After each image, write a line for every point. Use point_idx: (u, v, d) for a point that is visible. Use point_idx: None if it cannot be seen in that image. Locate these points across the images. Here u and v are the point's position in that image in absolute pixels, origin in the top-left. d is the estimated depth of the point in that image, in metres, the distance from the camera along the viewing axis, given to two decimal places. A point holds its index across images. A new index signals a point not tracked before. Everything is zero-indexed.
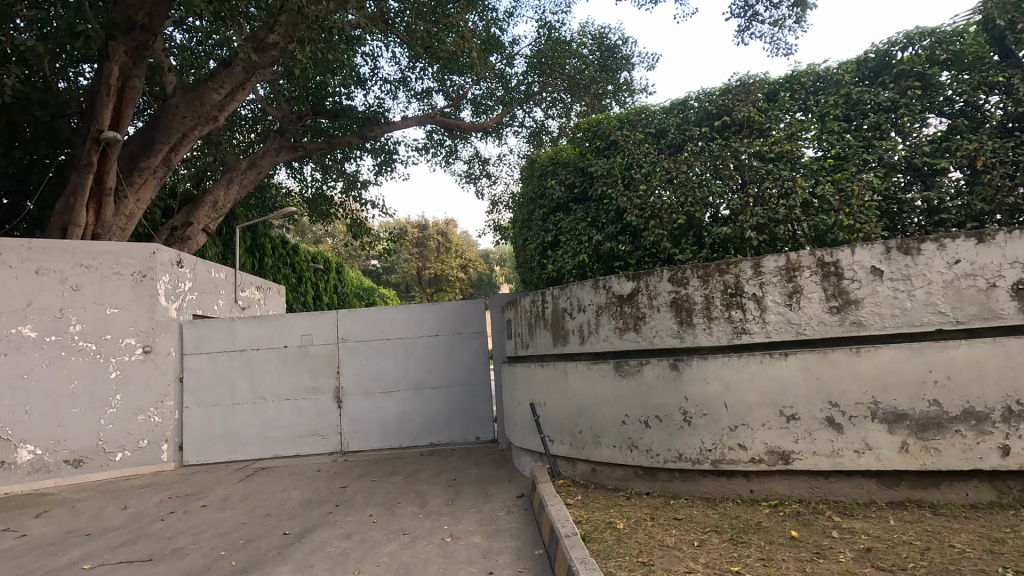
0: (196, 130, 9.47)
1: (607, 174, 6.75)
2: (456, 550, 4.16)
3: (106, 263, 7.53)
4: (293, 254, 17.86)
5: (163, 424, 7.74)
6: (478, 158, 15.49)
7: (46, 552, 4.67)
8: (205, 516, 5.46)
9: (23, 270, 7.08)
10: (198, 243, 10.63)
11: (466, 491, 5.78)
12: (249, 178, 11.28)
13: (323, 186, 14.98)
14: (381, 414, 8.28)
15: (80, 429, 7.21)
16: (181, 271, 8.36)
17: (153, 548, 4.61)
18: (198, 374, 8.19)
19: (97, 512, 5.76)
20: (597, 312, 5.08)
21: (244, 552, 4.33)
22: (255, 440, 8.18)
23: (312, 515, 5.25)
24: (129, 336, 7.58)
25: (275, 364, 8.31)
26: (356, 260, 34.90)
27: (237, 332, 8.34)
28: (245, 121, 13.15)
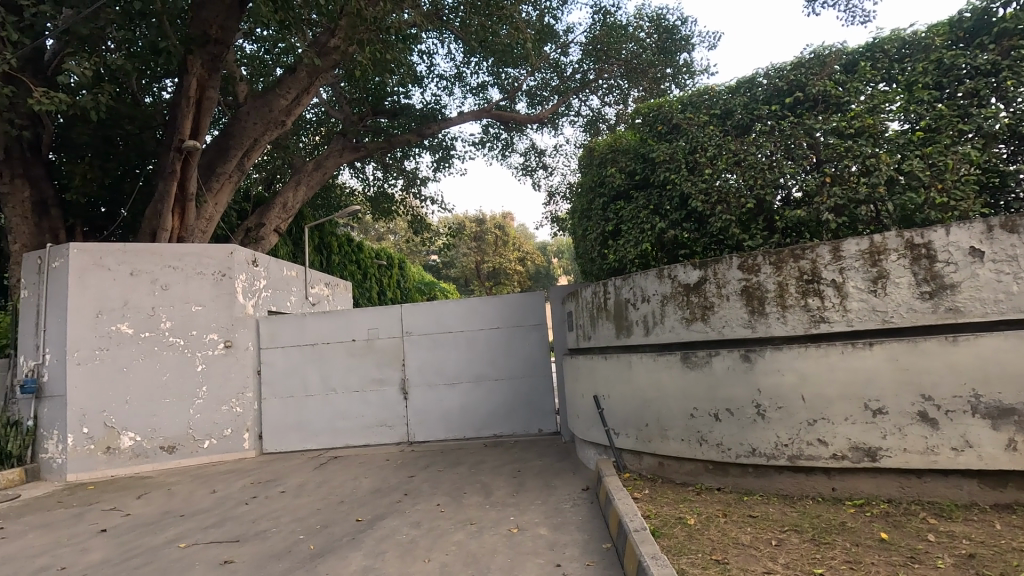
0: (266, 135, 9.96)
1: (669, 160, 6.52)
2: (522, 541, 4.16)
3: (190, 263, 8.08)
4: (357, 252, 18.52)
5: (244, 415, 8.27)
6: (535, 150, 15.39)
7: (147, 531, 5.08)
8: (284, 501, 5.77)
9: (120, 272, 7.71)
10: (271, 243, 11.19)
11: (530, 482, 5.79)
12: (315, 179, 11.74)
13: (384, 184, 15.41)
14: (445, 405, 8.44)
15: (172, 418, 7.78)
16: (256, 270, 8.85)
17: (239, 530, 4.91)
18: (274, 367, 8.65)
19: (189, 495, 6.21)
20: (662, 302, 4.93)
21: (321, 537, 4.54)
22: (327, 430, 8.55)
23: (382, 503, 5.43)
24: (212, 332, 8.11)
25: (344, 357, 8.64)
26: (417, 255, 35.80)
27: (308, 327, 8.71)
28: (310, 125, 13.73)
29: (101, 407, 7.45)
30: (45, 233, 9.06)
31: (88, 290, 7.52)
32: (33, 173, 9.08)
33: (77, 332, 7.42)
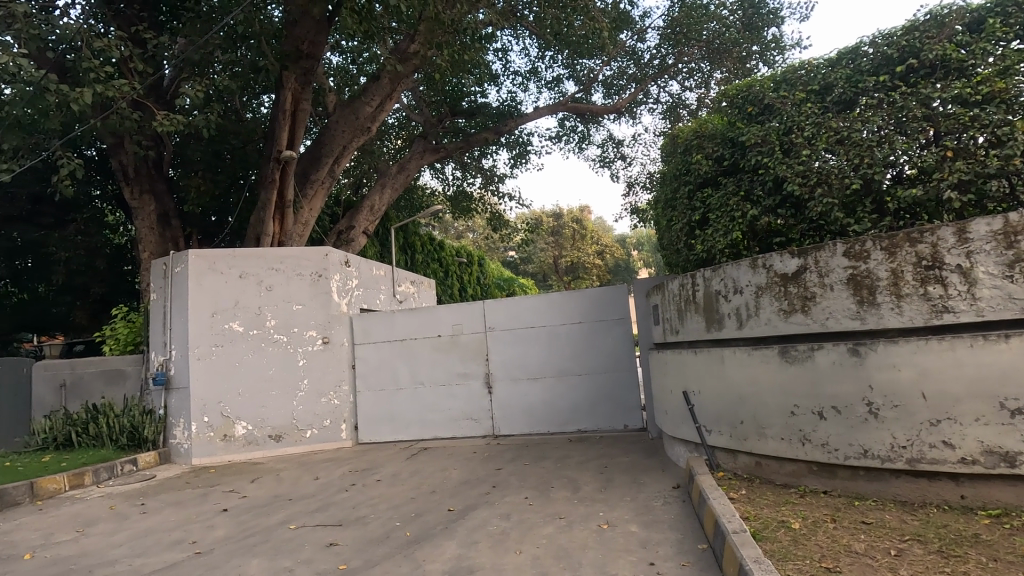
0: (354, 142, 10.49)
1: (761, 142, 6.17)
2: (613, 537, 4.12)
3: (290, 266, 8.69)
4: (439, 250, 19.08)
5: (341, 406, 8.80)
6: (612, 141, 15.08)
7: (262, 511, 5.55)
8: (381, 489, 6.08)
9: (231, 275, 8.43)
10: (360, 244, 11.77)
11: (618, 478, 5.71)
12: (399, 181, 12.21)
13: (463, 183, 15.74)
14: (529, 399, 8.51)
15: (278, 408, 8.41)
16: (348, 270, 9.36)
17: (341, 515, 5.23)
18: (366, 362, 9.11)
19: (296, 481, 6.70)
20: (756, 293, 4.66)
21: (416, 525, 4.74)
22: (416, 422, 8.89)
23: (472, 494, 5.58)
24: (311, 329, 8.69)
25: (431, 352, 8.94)
26: (496, 252, 36.37)
27: (397, 323, 9.09)
28: (392, 129, 14.36)
29: (218, 398, 8.20)
30: (168, 241, 10.02)
31: (205, 293, 8.28)
32: (157, 188, 10.06)
33: (197, 331, 8.20)
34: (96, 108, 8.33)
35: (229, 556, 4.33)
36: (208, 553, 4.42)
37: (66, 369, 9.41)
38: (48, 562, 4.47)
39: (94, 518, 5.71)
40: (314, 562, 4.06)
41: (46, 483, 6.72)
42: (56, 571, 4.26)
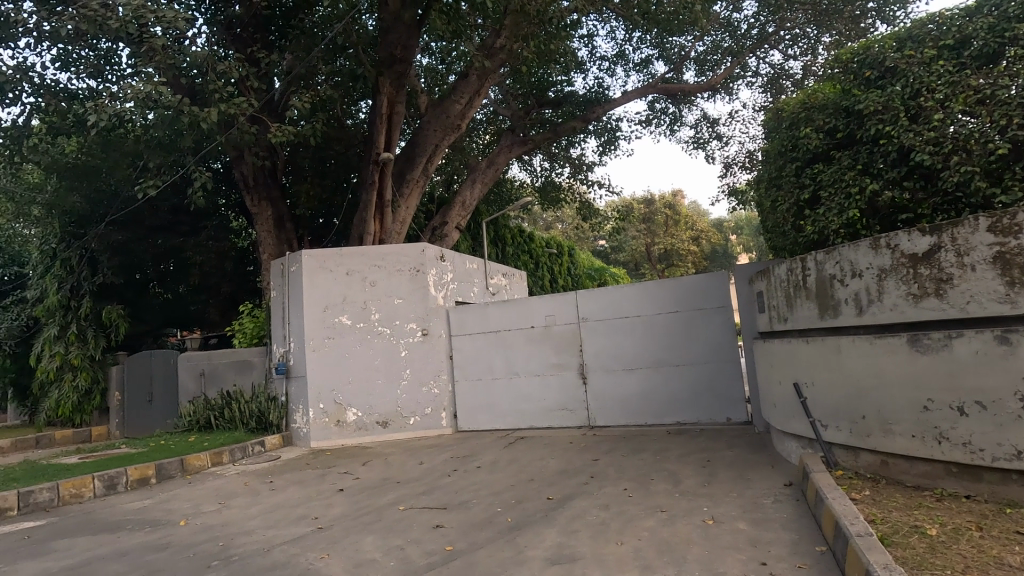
0: (445, 139, 10.83)
1: (882, 109, 5.70)
2: (720, 534, 3.95)
3: (391, 262, 9.18)
4: (529, 242, 19.23)
5: (441, 395, 9.18)
6: (707, 120, 14.35)
7: (374, 492, 5.95)
8: (481, 475, 6.28)
9: (339, 272, 9.05)
10: (453, 239, 12.12)
11: (723, 473, 5.47)
12: (488, 176, 12.40)
13: (552, 173, 15.71)
14: (625, 390, 8.38)
15: (384, 396, 8.95)
16: (444, 264, 9.71)
17: (445, 498, 5.47)
18: (463, 352, 9.41)
19: (402, 465, 7.10)
20: (879, 277, 4.25)
21: (516, 511, 4.84)
22: (512, 411, 9.06)
23: (570, 483, 5.60)
24: (411, 322, 9.14)
25: (525, 343, 9.06)
26: (586, 242, 36.01)
27: (491, 315, 9.30)
28: (481, 125, 14.62)
29: (331, 387, 8.86)
30: (284, 243, 10.92)
31: (317, 290, 8.96)
32: (273, 194, 10.99)
33: (311, 324, 8.90)
34: (221, 125, 9.25)
35: (347, 532, 4.67)
36: (328, 529, 4.81)
37: (204, 360, 10.59)
38: (199, 529, 5.08)
39: (232, 492, 6.40)
40: (423, 542, 4.28)
41: (194, 460, 7.66)
42: (206, 537, 4.84)
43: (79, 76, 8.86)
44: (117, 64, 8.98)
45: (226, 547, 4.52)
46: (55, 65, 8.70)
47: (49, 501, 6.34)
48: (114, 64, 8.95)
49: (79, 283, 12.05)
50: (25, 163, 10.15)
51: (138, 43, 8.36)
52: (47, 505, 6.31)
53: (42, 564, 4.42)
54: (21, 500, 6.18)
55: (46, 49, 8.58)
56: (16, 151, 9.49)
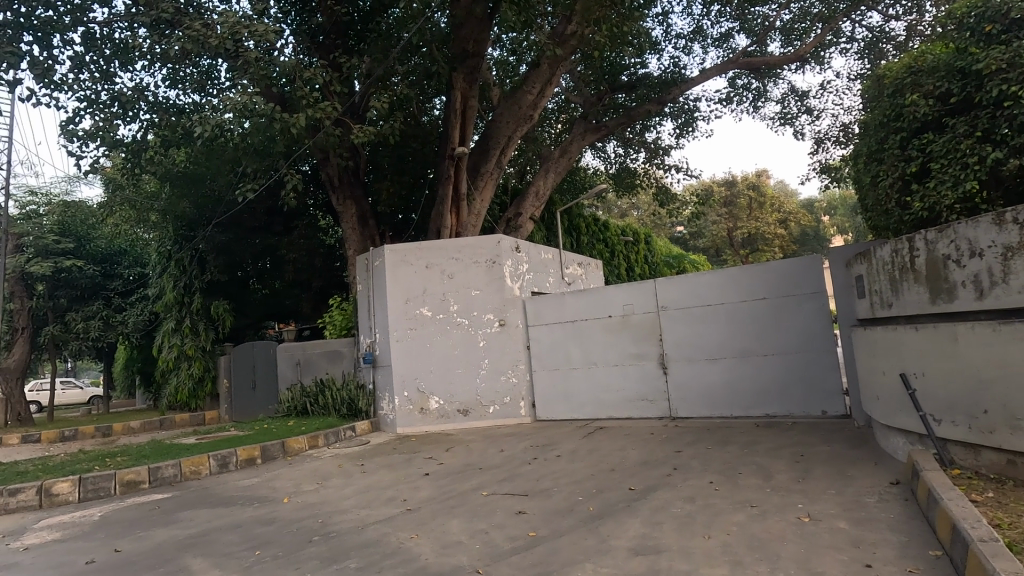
0: (518, 130, 10.87)
1: (1006, 68, 5.17)
2: (817, 532, 3.74)
3: (468, 254, 9.39)
4: (604, 231, 18.95)
5: (519, 384, 9.29)
6: (795, 93, 13.43)
7: (457, 477, 6.14)
8: (561, 464, 6.31)
9: (418, 265, 9.37)
10: (527, 230, 12.14)
11: (818, 469, 5.15)
12: (562, 165, 12.32)
13: (626, 160, 15.36)
14: (708, 381, 8.08)
15: (465, 385, 9.18)
16: (519, 256, 9.79)
17: (526, 486, 5.55)
18: (540, 342, 9.46)
19: (483, 452, 7.27)
20: (1002, 256, 3.83)
21: (598, 500, 4.83)
22: (590, 401, 9.01)
23: (653, 475, 5.50)
24: (489, 312, 9.31)
25: (602, 332, 8.97)
26: (663, 228, 34.97)
27: (567, 304, 9.27)
28: (552, 114, 14.54)
29: (414, 376, 9.21)
30: (367, 240, 11.44)
31: (399, 283, 9.33)
32: (356, 193, 11.54)
33: (395, 316, 9.28)
34: (309, 130, 9.83)
35: (434, 514, 4.87)
36: (416, 511, 5.03)
37: (300, 350, 11.36)
38: (301, 506, 5.48)
39: (328, 474, 6.85)
40: (506, 527, 4.37)
41: (294, 443, 8.27)
42: (307, 514, 5.22)
43: (186, 92, 9.72)
44: (217, 78, 9.74)
45: (325, 523, 4.85)
46: (166, 83, 9.59)
47: (173, 476, 7.08)
48: (215, 79, 9.69)
49: (191, 281, 13.28)
50: (144, 174, 11.30)
51: (235, 58, 9.01)
52: (172, 479, 7.05)
53: (171, 532, 4.95)
54: (151, 474, 6.96)
55: (159, 70, 9.47)
56: (137, 164, 10.57)
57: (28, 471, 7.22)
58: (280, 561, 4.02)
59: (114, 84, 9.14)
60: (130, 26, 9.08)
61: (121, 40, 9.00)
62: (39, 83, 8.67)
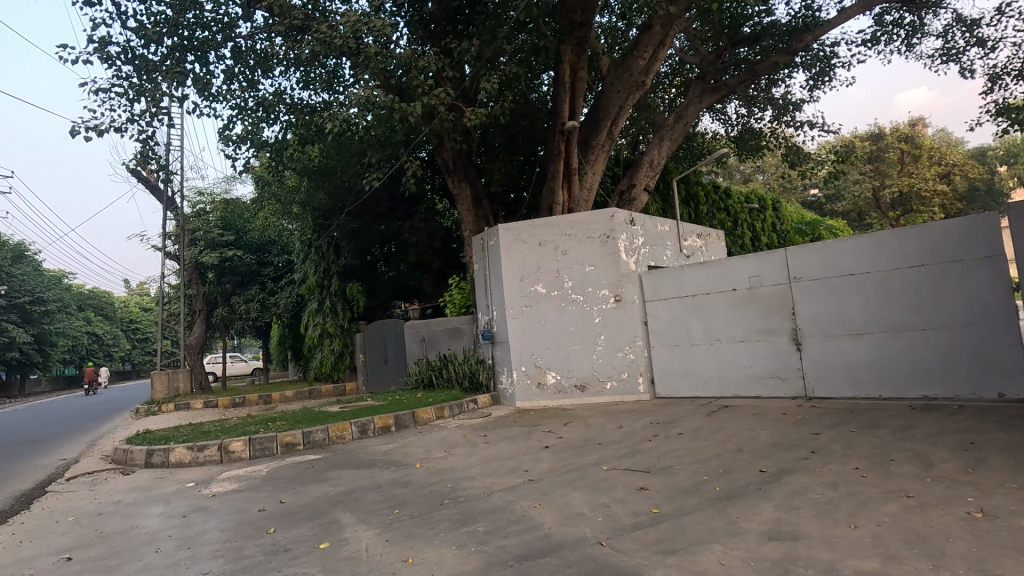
0: (630, 98, 10.45)
1: None
2: (993, 531, 3.25)
3: (581, 230, 9.32)
4: (725, 198, 17.78)
5: (637, 360, 9.11)
6: (961, 23, 11.45)
7: (577, 451, 6.19)
8: (683, 442, 6.11)
9: (532, 243, 9.47)
10: (642, 202, 11.67)
11: (995, 460, 4.45)
12: (677, 131, 11.66)
13: (749, 120, 14.18)
14: (850, 358, 7.32)
15: (581, 361, 9.19)
16: (634, 229, 9.52)
17: (648, 462, 5.46)
18: (658, 318, 9.16)
19: (602, 428, 7.25)
20: None
21: (725, 481, 4.62)
22: (714, 378, 8.58)
23: (787, 457, 5.12)
24: (604, 288, 9.19)
25: (726, 307, 8.46)
26: (794, 192, 32.01)
27: (687, 278, 8.87)
28: (666, 78, 13.74)
29: (531, 351, 9.38)
30: (481, 220, 11.74)
31: (514, 261, 9.50)
32: (470, 175, 11.86)
33: (511, 293, 9.49)
34: (425, 117, 10.27)
35: (555, 486, 4.97)
36: (538, 482, 5.17)
37: (424, 327, 12.08)
38: (432, 472, 5.89)
39: (455, 443, 7.28)
40: (628, 502, 4.35)
41: (423, 413, 8.87)
42: (437, 478, 5.60)
43: (317, 92, 10.60)
44: (343, 76, 10.46)
45: (454, 489, 5.16)
46: (300, 85, 10.52)
47: (323, 440, 7.94)
48: (341, 76, 10.43)
49: (329, 266, 14.64)
50: (286, 170, 12.54)
51: (357, 55, 9.61)
52: (322, 442, 7.92)
53: (323, 488, 5.58)
54: (305, 437, 7.87)
55: (293, 74, 10.41)
56: (280, 161, 11.78)
57: (210, 431, 8.49)
58: (417, 520, 4.36)
59: (258, 90, 10.21)
60: (268, 36, 10.03)
61: (262, 50, 10.00)
62: (201, 97, 9.94)
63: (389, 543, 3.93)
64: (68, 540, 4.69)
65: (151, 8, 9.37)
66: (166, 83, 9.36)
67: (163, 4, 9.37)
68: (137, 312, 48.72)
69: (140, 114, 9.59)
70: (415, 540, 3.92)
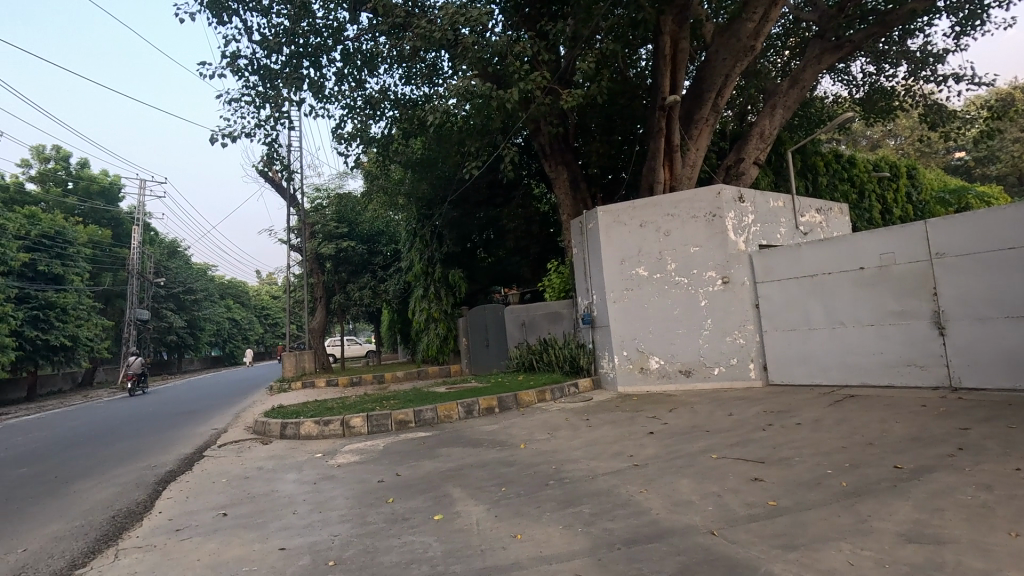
0: (738, 66, 9.77)
1: None
2: None
3: (685, 209, 8.93)
4: (849, 168, 16.13)
5: (747, 346, 8.60)
6: None
7: (684, 439, 6.00)
8: (802, 433, 5.70)
9: (632, 225, 9.23)
10: (751, 176, 10.89)
11: None
12: (792, 97, 10.73)
13: (878, 78, 12.70)
14: (1007, 343, 6.39)
15: (686, 346, 8.85)
16: (744, 206, 8.95)
17: (763, 453, 5.16)
18: (771, 300, 8.56)
19: (710, 415, 6.96)
20: None
21: (853, 476, 4.25)
22: (836, 365, 7.89)
23: (928, 454, 4.60)
24: (710, 270, 8.76)
25: (851, 287, 7.73)
26: (934, 157, 28.26)
27: (805, 257, 8.22)
28: (778, 40, 12.67)
29: (633, 336, 9.20)
30: (579, 203, 11.60)
31: (613, 244, 9.33)
32: (567, 158, 11.74)
33: (611, 277, 9.35)
34: (522, 102, 10.32)
35: (661, 472, 4.87)
36: (643, 467, 5.09)
37: (524, 311, 12.29)
38: (536, 453, 6.00)
39: (557, 425, 7.36)
40: (741, 492, 4.15)
41: (525, 396, 9.04)
42: (542, 459, 5.70)
43: (418, 86, 11.03)
44: (442, 69, 10.78)
45: (558, 470, 5.22)
46: (403, 81, 10.97)
47: (432, 418, 8.37)
48: (440, 69, 10.75)
49: (433, 253, 15.28)
50: (392, 163, 13.21)
51: (455, 47, 9.81)
52: (431, 421, 8.35)
53: (435, 464, 5.90)
54: (416, 415, 8.34)
55: (396, 71, 10.89)
56: (386, 156, 12.43)
57: (333, 407, 9.29)
58: (524, 498, 4.48)
59: (365, 89, 10.82)
60: (373, 36, 10.56)
61: (367, 50, 10.55)
62: (316, 99, 10.72)
63: (498, 518, 4.07)
64: (224, 499, 5.38)
65: (273, 21, 10.23)
66: (286, 89, 10.19)
67: (282, 16, 10.18)
68: (267, 300, 54.19)
69: (266, 120, 10.55)
70: (522, 518, 4.03)
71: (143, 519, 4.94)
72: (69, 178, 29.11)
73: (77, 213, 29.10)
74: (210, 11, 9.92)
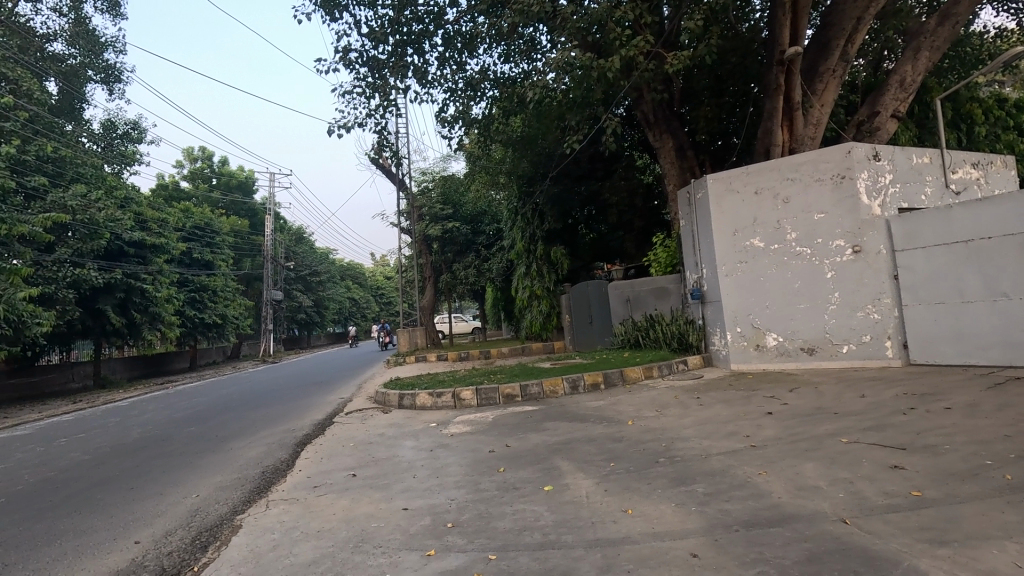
0: (872, 7, 8.60)
1: None
2: None
3: (807, 173, 8.17)
4: (1014, 114, 13.78)
5: (884, 321, 7.75)
6: None
7: (809, 420, 5.58)
8: (953, 418, 5.06)
9: (746, 193, 8.62)
10: (889, 131, 9.64)
11: None
12: (942, 36, 9.30)
13: None
14: None
15: (809, 322, 8.17)
16: (879, 165, 8.00)
17: (904, 438, 4.66)
18: (913, 271, 7.61)
19: (838, 396, 6.40)
20: None
21: (1020, 469, 3.71)
22: (996, 343, 6.87)
23: None
24: (838, 238, 7.96)
25: (1017, 253, 6.66)
26: None
27: (956, 220, 7.20)
28: None
29: (748, 311, 8.66)
30: (686, 172, 11.01)
31: (725, 213, 8.79)
32: (672, 125, 11.15)
33: (722, 249, 8.84)
34: (623, 70, 9.93)
35: (783, 454, 4.57)
36: (761, 448, 4.81)
37: (628, 287, 12.07)
38: (644, 430, 5.89)
39: (666, 403, 7.17)
40: (878, 480, 3.79)
41: (631, 372, 8.93)
42: (651, 436, 5.60)
43: (517, 63, 11.01)
44: (540, 43, 10.68)
45: (669, 448, 5.10)
46: (502, 60, 11.02)
47: (538, 393, 8.53)
48: (538, 44, 10.65)
49: (534, 230, 15.40)
50: (493, 143, 13.41)
51: (553, 19, 9.67)
52: (537, 395, 8.51)
53: (543, 437, 6.02)
54: (522, 389, 8.54)
55: (495, 50, 10.95)
56: (487, 136, 12.64)
57: (444, 381, 9.78)
58: (634, 474, 4.44)
59: (465, 71, 11.02)
60: (472, 18, 10.70)
61: (467, 32, 10.71)
62: (420, 85, 11.09)
63: (608, 492, 4.07)
64: (352, 461, 5.91)
65: (378, 13, 10.67)
66: (393, 77, 10.66)
67: (387, 7, 10.58)
68: (381, 280, 58.02)
69: (375, 109, 11.12)
70: (632, 493, 4.01)
71: (287, 475, 5.58)
72: (213, 175, 32.85)
73: (221, 205, 32.83)
74: (324, 10, 10.55)
